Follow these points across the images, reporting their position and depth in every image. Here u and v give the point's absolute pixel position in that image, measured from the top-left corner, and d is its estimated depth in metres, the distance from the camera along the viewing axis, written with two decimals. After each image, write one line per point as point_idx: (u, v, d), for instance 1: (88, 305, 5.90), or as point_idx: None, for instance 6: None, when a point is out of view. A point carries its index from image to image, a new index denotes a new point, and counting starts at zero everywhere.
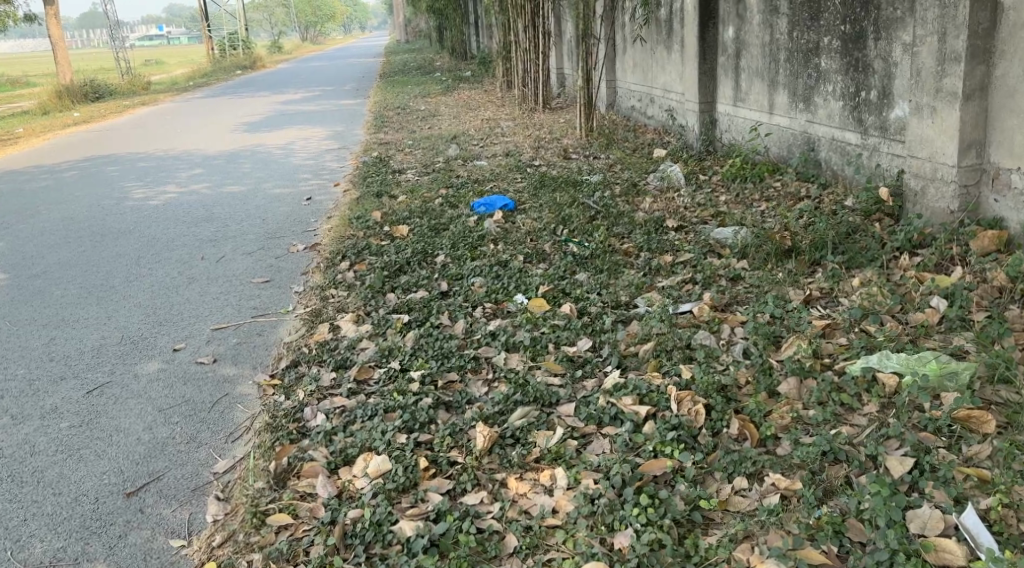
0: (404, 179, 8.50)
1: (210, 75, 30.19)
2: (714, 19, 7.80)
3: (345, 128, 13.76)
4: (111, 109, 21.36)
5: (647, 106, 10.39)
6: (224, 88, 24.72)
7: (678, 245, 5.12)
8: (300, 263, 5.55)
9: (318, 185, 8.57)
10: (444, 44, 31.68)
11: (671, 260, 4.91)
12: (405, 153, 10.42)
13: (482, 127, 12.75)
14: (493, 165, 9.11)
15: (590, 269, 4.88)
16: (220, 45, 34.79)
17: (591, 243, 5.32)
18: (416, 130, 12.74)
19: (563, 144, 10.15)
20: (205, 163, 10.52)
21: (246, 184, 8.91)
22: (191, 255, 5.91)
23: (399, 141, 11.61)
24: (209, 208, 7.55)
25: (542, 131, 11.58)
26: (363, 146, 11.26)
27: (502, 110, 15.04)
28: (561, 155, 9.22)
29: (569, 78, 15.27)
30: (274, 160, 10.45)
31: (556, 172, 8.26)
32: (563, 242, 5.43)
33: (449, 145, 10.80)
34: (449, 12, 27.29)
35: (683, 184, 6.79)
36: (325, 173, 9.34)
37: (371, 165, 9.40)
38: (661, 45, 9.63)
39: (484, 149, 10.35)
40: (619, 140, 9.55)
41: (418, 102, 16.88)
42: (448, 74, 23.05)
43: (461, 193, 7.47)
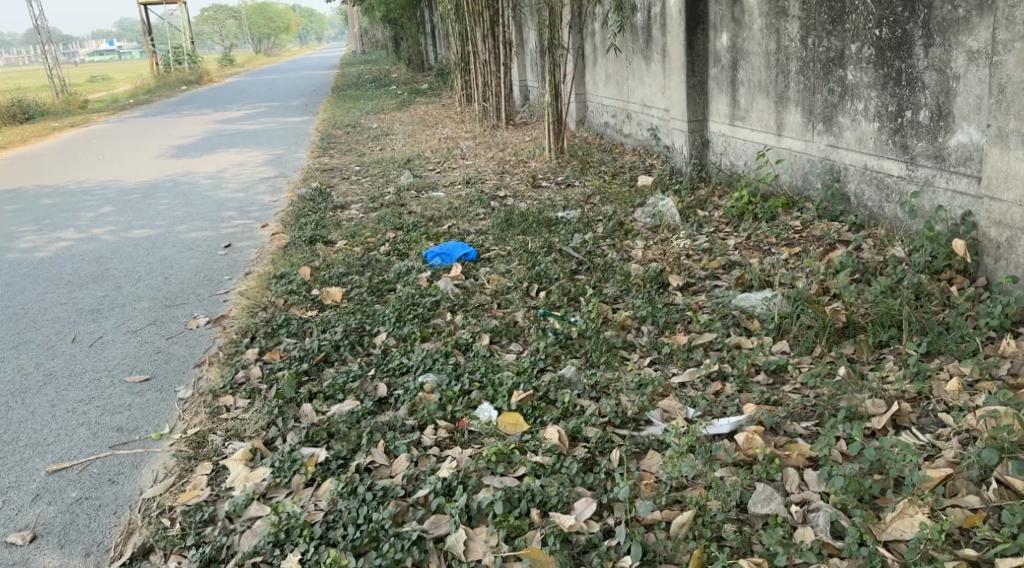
0: (346, 217, 7.27)
1: (155, 90, 28.69)
2: (704, 24, 6.63)
3: (288, 151, 12.47)
4: (39, 131, 19.89)
5: (624, 123, 9.25)
6: (165, 106, 23.21)
7: (689, 314, 3.90)
8: (194, 349, 4.34)
9: (245, 229, 7.33)
10: (401, 54, 30.44)
11: (688, 341, 3.60)
12: (351, 182, 9.16)
13: (440, 148, 11.55)
14: (450, 197, 7.90)
15: (579, 355, 3.61)
16: (165, 59, 33.12)
17: (578, 317, 4.05)
18: (365, 153, 11.48)
19: (531, 169, 8.97)
20: (119, 201, 9.24)
21: (161, 229, 7.63)
22: (57, 340, 4.69)
23: (346, 167, 10.37)
24: (102, 267, 6.31)
25: (506, 153, 10.40)
26: (304, 174, 9.99)
27: (461, 127, 13.85)
28: (528, 184, 8.05)
29: (534, 91, 14.17)
30: (198, 196, 9.15)
31: (523, 206, 7.07)
32: (540, 314, 4.19)
33: (401, 171, 9.58)
34: (405, 21, 26.04)
35: (679, 222, 5.60)
36: (256, 211, 8.11)
37: (310, 199, 8.15)
38: (637, 55, 8.50)
39: (441, 176, 9.15)
40: (594, 164, 8.40)
41: (371, 119, 15.64)
42: (405, 87, 21.81)
43: (411, 236, 6.26)
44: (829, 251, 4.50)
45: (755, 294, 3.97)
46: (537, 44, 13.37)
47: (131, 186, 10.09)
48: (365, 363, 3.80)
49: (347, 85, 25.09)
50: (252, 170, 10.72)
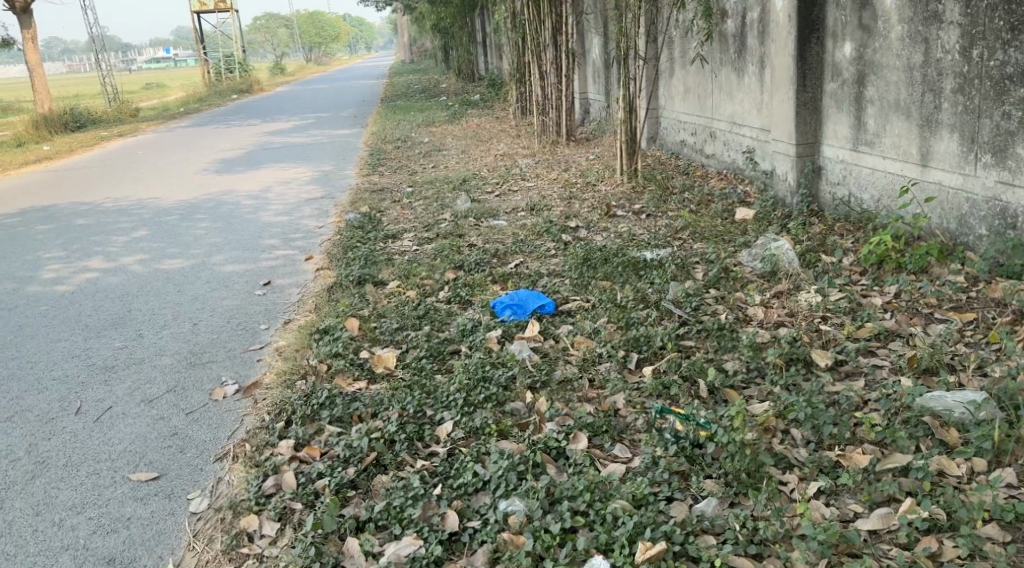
0: (398, 251, 6.45)
1: (206, 99, 28.38)
2: (820, 32, 5.74)
3: (335, 167, 11.76)
4: (86, 141, 19.54)
5: (706, 142, 8.32)
6: (213, 116, 22.73)
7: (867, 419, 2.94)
8: (217, 432, 3.52)
9: (287, 261, 6.58)
10: (451, 64, 29.76)
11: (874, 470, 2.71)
12: (401, 207, 8.36)
13: (497, 167, 10.71)
14: (513, 227, 7.03)
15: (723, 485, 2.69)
16: (215, 68, 32.81)
17: (709, 413, 3.03)
18: (417, 171, 10.70)
19: (601, 193, 8.08)
20: (154, 223, 8.57)
21: (196, 259, 6.89)
22: (59, 411, 3.91)
23: (396, 188, 9.57)
24: (125, 309, 5.55)
25: (570, 174, 9.52)
26: (352, 196, 9.22)
27: (518, 143, 13.01)
28: (601, 211, 7.16)
29: (595, 104, 13.32)
30: (238, 220, 8.42)
31: (600, 242, 6.18)
32: (654, 406, 3.22)
33: (457, 195, 8.76)
34: (456, 30, 25.35)
35: (800, 271, 4.65)
36: (300, 238, 7.36)
37: (358, 227, 7.36)
38: (725, 67, 7.64)
39: (501, 201, 8.31)
40: (675, 190, 7.48)
41: (422, 132, 14.92)
42: (455, 99, 21.07)
43: (474, 279, 5.41)
44: (1017, 327, 3.55)
45: (950, 397, 2.99)
46: (601, 55, 12.49)
47: (169, 206, 9.41)
48: (426, 472, 2.92)
49: (396, 95, 24.47)
50: (297, 189, 9.99)
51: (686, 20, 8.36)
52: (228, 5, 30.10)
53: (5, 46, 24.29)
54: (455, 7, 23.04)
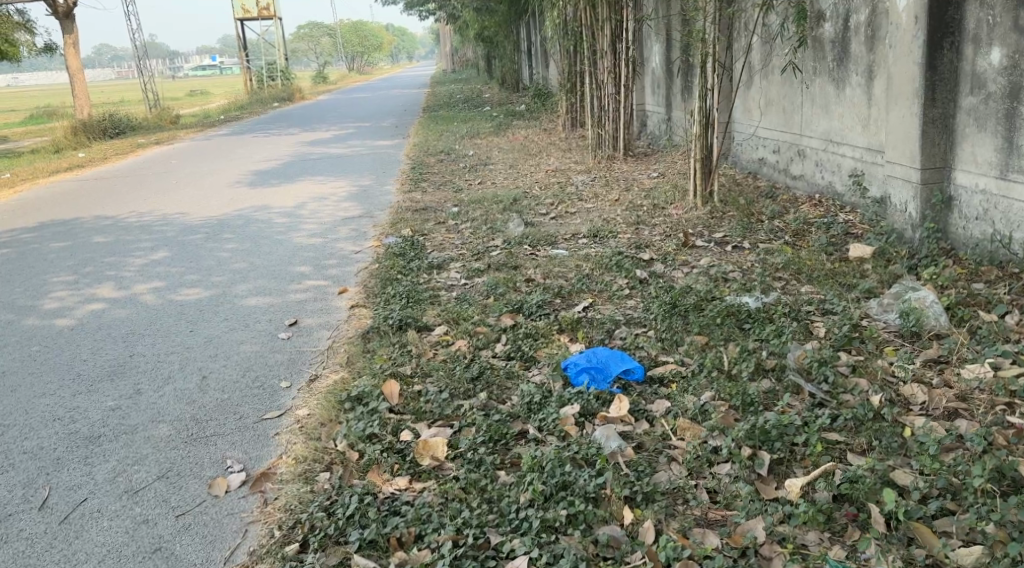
0: (445, 287, 5.60)
1: (247, 107, 27.89)
2: (955, 35, 4.89)
3: (375, 181, 11.00)
4: (120, 148, 18.96)
5: (792, 162, 7.45)
6: (252, 124, 22.16)
7: None
8: (211, 551, 2.73)
9: (319, 293, 5.77)
10: (495, 73, 28.97)
11: None
12: (447, 230, 7.51)
13: (550, 184, 9.83)
14: (575, 258, 6.13)
15: None
16: (257, 75, 32.32)
17: None
18: (463, 188, 9.86)
19: (673, 218, 7.15)
20: (177, 243, 7.81)
21: (217, 288, 6.09)
22: (19, 505, 3.10)
23: (440, 207, 8.74)
24: (126, 353, 4.73)
25: (632, 194, 8.61)
26: (393, 216, 8.41)
27: (569, 157, 12.13)
28: (678, 241, 6.23)
29: (653, 117, 12.46)
30: (268, 241, 7.63)
31: (682, 281, 5.25)
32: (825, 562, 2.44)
33: (508, 217, 7.90)
34: (502, 39, 24.68)
35: (952, 331, 3.86)
36: (335, 265, 6.56)
37: (398, 253, 6.52)
38: (821, 77, 6.80)
39: (559, 225, 7.42)
40: (762, 217, 6.53)
41: (466, 144, 14.15)
42: (499, 110, 20.23)
43: (537, 325, 4.53)
44: None
45: None
46: (663, 64, 11.60)
47: (196, 223, 8.66)
48: None
49: (439, 105, 23.80)
50: (333, 206, 9.20)
51: (772, 25, 7.47)
52: (271, 12, 29.64)
53: (46, 50, 23.93)
54: (501, 15, 22.25)
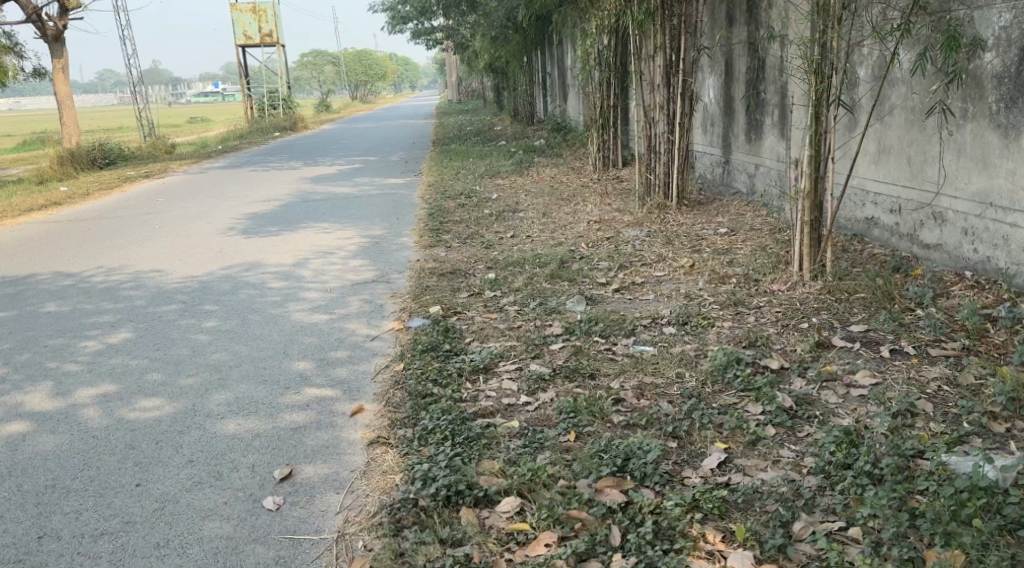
0: (502, 409, 4.02)
1: (247, 136, 26.42)
2: None
3: (388, 229, 9.46)
4: (106, 181, 17.40)
5: (922, 226, 6.20)
6: (251, 155, 20.67)
7: None
8: None
9: (324, 407, 4.21)
10: (506, 105, 27.59)
11: None
12: (486, 306, 5.92)
13: (598, 240, 8.25)
14: (671, 362, 4.55)
15: None
16: (258, 103, 30.81)
17: None
18: (495, 242, 8.30)
19: (786, 303, 5.55)
20: (148, 313, 6.24)
21: (188, 398, 4.46)
22: None
23: (471, 269, 7.16)
24: (32, 532, 3.21)
25: (708, 258, 7.04)
26: (415, 280, 6.86)
27: (610, 203, 10.59)
28: (810, 344, 4.64)
29: (706, 158, 10.99)
30: (259, 315, 6.03)
31: (845, 416, 3.77)
32: None
33: (563, 290, 6.31)
34: (516, 69, 23.31)
35: None
36: (346, 357, 5.00)
37: (426, 346, 4.92)
38: (971, 122, 5.58)
39: (633, 307, 5.82)
40: (915, 314, 4.97)
41: (486, 184, 12.63)
42: (516, 144, 18.71)
43: (663, 505, 3.02)
44: None
45: None
46: (727, 98, 10.17)
47: (172, 286, 7.05)
48: None
49: (450, 137, 22.31)
50: (341, 265, 7.63)
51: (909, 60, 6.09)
52: (274, 39, 28.28)
53: (36, 75, 22.49)
54: (517, 44, 20.89)
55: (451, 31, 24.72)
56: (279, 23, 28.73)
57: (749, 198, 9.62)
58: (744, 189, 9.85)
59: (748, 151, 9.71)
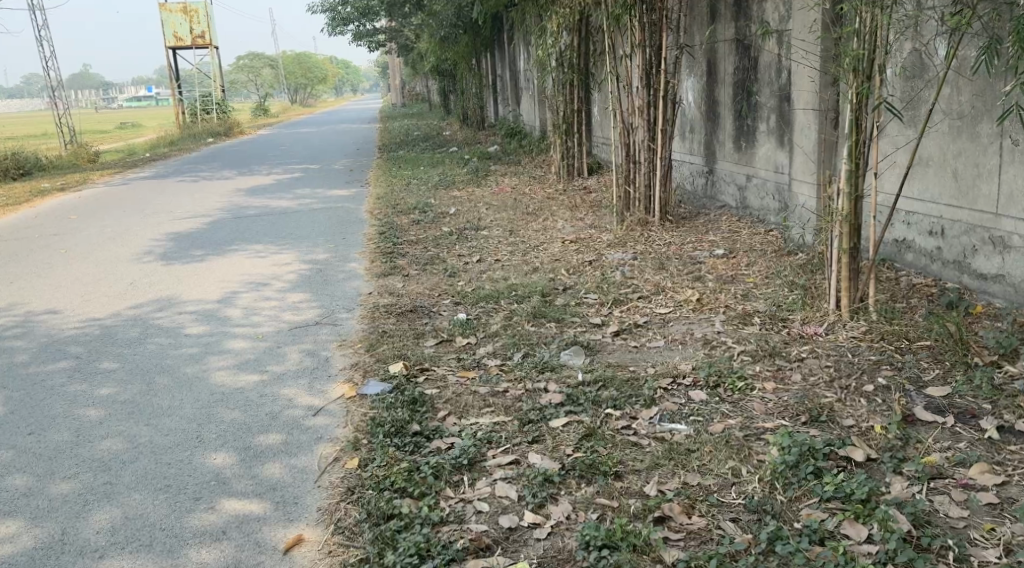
0: (505, 540, 2.93)
1: (177, 143, 24.67)
2: None
3: (333, 251, 8.20)
4: (14, 194, 15.69)
5: (975, 252, 5.25)
6: (180, 163, 19.08)
7: None
8: None
9: (244, 535, 3.05)
10: (454, 109, 26.40)
11: None
12: (459, 360, 4.74)
13: (579, 265, 7.13)
14: (719, 450, 3.43)
15: None
16: (190, 107, 29.01)
17: None
18: (459, 269, 7.12)
19: (834, 354, 4.49)
20: (28, 374, 4.92)
21: (56, 519, 3.21)
22: None
23: (434, 306, 5.96)
24: None
25: (716, 289, 5.96)
26: (368, 321, 5.66)
27: (581, 218, 9.48)
28: (894, 421, 3.58)
29: (685, 168, 9.97)
30: (169, 376, 4.75)
31: (988, 548, 2.74)
32: None
33: (551, 337, 5.15)
34: (465, 71, 22.12)
35: None
36: (281, 443, 3.77)
37: (389, 430, 3.72)
38: None
39: (642, 359, 4.69)
40: (1008, 373, 3.96)
41: (441, 197, 11.42)
42: (468, 151, 17.50)
43: None
44: None
45: None
46: (710, 101, 9.17)
47: (66, 334, 5.71)
48: None
49: (397, 143, 21.00)
50: (277, 300, 6.37)
51: (967, 55, 5.11)
52: (206, 41, 26.61)
53: None
54: (466, 45, 19.71)
55: (395, 32, 23.42)
56: (210, 23, 27.05)
57: (740, 214, 8.63)
58: (732, 203, 8.86)
59: (736, 160, 8.70)
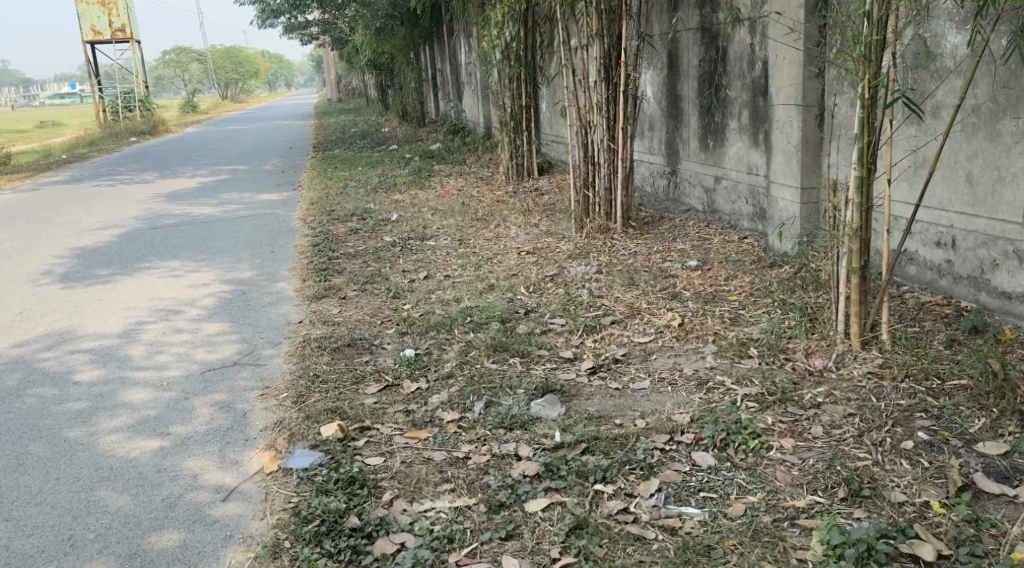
0: None
1: (97, 143, 23.18)
2: None
3: (259, 267, 7.27)
4: None
5: (996, 268, 4.62)
6: (98, 166, 17.73)
7: None
8: None
9: None
10: (393, 104, 25.36)
11: None
12: (408, 414, 3.92)
13: (539, 281, 6.34)
14: (745, 550, 2.75)
15: None
16: (111, 105, 27.37)
17: None
18: (404, 288, 6.27)
19: (856, 398, 3.78)
20: None
21: None
22: None
23: (376, 338, 5.10)
24: None
25: (699, 311, 5.23)
26: (298, 360, 4.78)
27: (536, 223, 8.70)
28: (958, 500, 2.92)
29: (644, 168, 9.26)
30: (45, 444, 3.85)
31: None
32: None
33: (516, 378, 4.35)
34: (403, 64, 21.16)
35: None
36: (176, 548, 2.98)
37: (319, 529, 2.94)
38: None
39: (628, 407, 3.92)
40: None
41: (381, 201, 10.52)
42: (408, 149, 16.56)
43: None
44: None
45: None
46: (671, 95, 8.45)
47: None
48: None
49: (334, 140, 19.93)
50: (191, 332, 5.45)
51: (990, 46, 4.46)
52: (127, 34, 25.11)
53: None
54: (403, 37, 18.73)
55: (328, 25, 22.33)
56: (131, 16, 25.52)
57: (708, 218, 7.95)
58: (699, 206, 8.17)
59: (703, 160, 8.00)
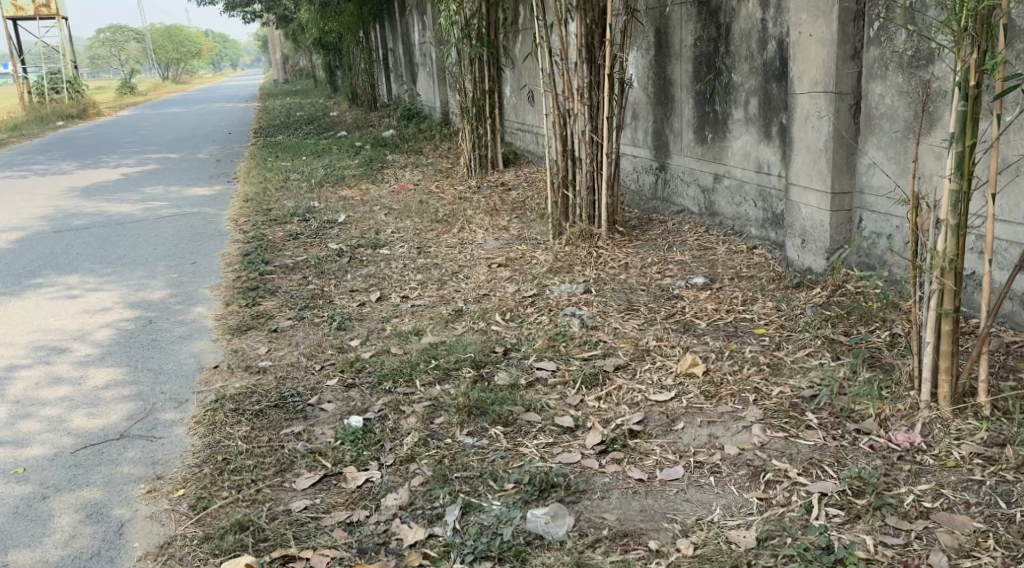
0: None
1: (20, 127, 21.39)
2: None
3: (176, 284, 6.02)
4: None
5: None
6: (16, 154, 16.14)
7: None
8: None
9: None
10: (342, 86, 23.91)
11: None
12: (356, 533, 2.79)
13: (516, 304, 5.20)
14: None
15: None
16: (36, 85, 25.38)
17: None
18: (351, 316, 5.09)
19: (978, 504, 2.77)
20: None
21: None
22: None
23: (313, 394, 3.93)
24: None
25: (725, 350, 4.15)
26: (207, 430, 3.59)
27: (506, 226, 7.57)
28: None
29: (626, 162, 8.18)
30: None
31: None
32: None
33: (501, 462, 3.22)
34: (352, 43, 19.74)
35: None
36: None
37: None
38: None
39: (661, 513, 2.83)
40: None
41: (327, 197, 9.28)
42: (359, 135, 15.23)
43: None
44: None
45: None
46: (659, 79, 7.34)
47: None
48: None
49: (278, 125, 18.47)
50: (73, 384, 4.23)
51: None
52: (52, 10, 23.25)
53: None
54: (352, 14, 17.33)
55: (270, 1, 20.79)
56: None
57: (704, 222, 6.90)
58: (693, 207, 7.11)
59: (699, 155, 6.93)
